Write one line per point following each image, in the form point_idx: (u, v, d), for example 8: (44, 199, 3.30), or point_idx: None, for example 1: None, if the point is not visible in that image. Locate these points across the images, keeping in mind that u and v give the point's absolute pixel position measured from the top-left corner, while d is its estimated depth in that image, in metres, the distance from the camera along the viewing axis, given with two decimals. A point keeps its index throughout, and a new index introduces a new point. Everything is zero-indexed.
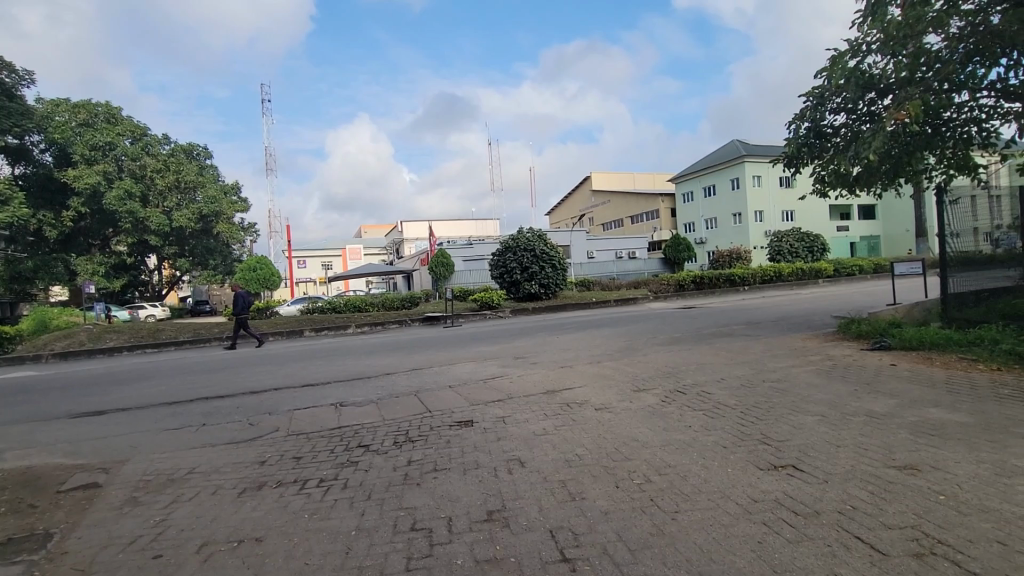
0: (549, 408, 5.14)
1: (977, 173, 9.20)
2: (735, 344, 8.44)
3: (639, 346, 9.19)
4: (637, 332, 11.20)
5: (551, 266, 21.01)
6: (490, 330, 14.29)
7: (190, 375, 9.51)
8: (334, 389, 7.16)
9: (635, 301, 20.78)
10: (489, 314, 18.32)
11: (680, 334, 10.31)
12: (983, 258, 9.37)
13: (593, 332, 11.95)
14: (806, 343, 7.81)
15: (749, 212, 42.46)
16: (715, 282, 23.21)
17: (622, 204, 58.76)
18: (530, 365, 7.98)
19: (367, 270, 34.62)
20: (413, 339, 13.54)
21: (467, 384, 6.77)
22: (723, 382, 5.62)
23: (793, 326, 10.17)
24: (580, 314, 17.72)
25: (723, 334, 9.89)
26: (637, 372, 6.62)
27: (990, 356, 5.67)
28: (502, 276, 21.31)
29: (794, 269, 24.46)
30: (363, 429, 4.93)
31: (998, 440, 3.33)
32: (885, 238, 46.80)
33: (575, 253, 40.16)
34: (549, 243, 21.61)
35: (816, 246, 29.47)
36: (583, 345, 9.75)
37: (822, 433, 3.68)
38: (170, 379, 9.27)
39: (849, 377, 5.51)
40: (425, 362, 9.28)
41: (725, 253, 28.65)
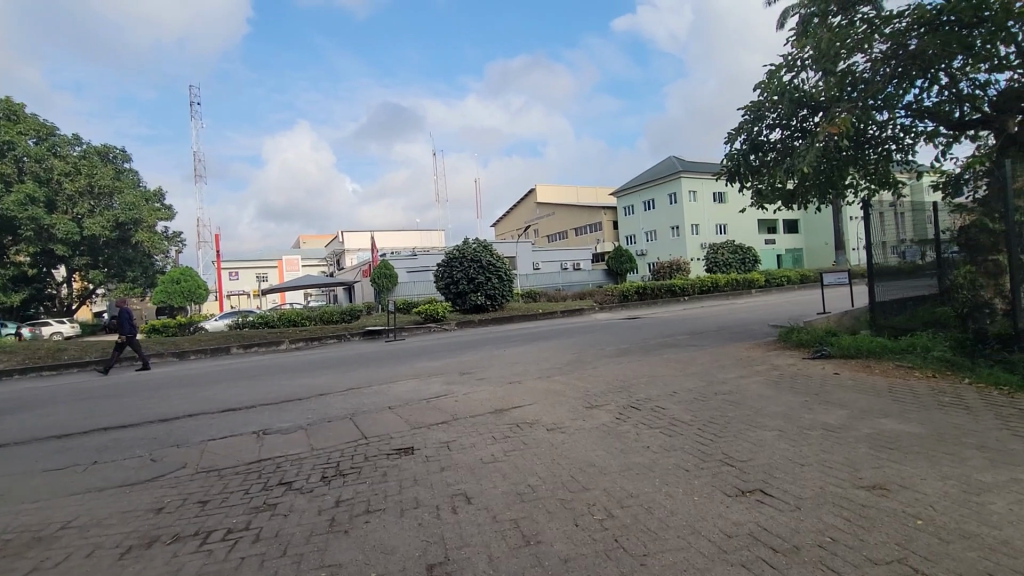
0: (497, 430, 4.76)
1: (896, 188, 9.74)
2: (682, 355, 8.40)
3: (589, 358, 8.99)
4: (585, 344, 11.04)
5: (497, 277, 20.72)
6: (434, 344, 13.74)
7: (93, 401, 8.42)
8: (258, 414, 6.44)
9: (581, 311, 20.83)
10: (433, 327, 17.72)
11: (627, 346, 10.23)
12: (905, 269, 9.91)
13: (540, 345, 11.69)
14: (750, 353, 7.89)
15: (686, 226, 44.17)
16: (657, 293, 23.72)
17: (567, 216, 59.67)
18: (476, 381, 7.57)
19: (304, 282, 32.98)
20: (351, 356, 12.76)
21: (408, 404, 6.26)
22: (676, 395, 5.45)
23: (735, 335, 10.35)
24: (527, 326, 17.48)
25: (669, 345, 9.89)
26: (589, 387, 6.36)
27: (924, 363, 5.83)
28: (447, 288, 20.80)
29: (730, 280, 25.47)
30: (286, 462, 4.34)
31: (955, 452, 3.26)
32: (808, 251, 50.02)
33: (521, 264, 40.14)
34: (495, 254, 21.33)
35: (749, 258, 30.91)
36: (531, 359, 9.43)
37: (784, 450, 3.51)
38: (67, 406, 8.15)
39: (797, 387, 5.49)
40: (364, 380, 8.65)
41: (666, 265, 29.48)
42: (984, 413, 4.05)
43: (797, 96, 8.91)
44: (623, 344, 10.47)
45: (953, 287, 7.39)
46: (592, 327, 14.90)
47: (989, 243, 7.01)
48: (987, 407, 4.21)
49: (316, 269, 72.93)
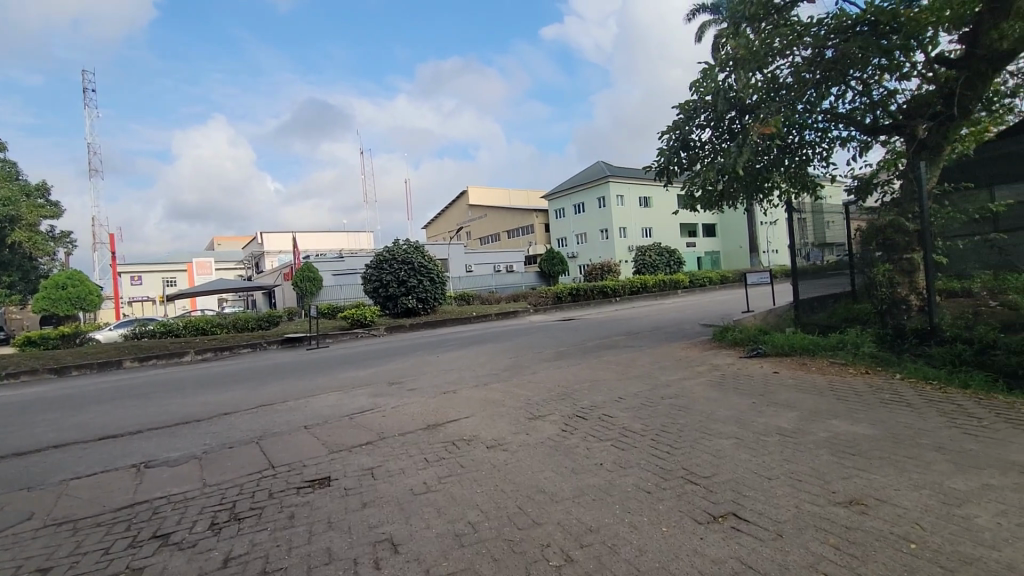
0: (431, 450, 4.18)
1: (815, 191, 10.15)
2: (622, 357, 8.20)
3: (527, 363, 8.57)
4: (522, 347, 10.64)
5: (429, 279, 19.92)
6: (361, 351, 12.81)
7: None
8: (143, 442, 5.44)
9: (515, 314, 20.51)
10: (361, 333, 16.68)
11: (566, 348, 9.93)
12: (823, 268, 10.36)
13: (475, 349, 11.15)
14: (688, 353, 7.81)
15: (615, 229, 45.37)
16: (590, 294, 23.90)
17: (499, 218, 59.52)
18: (406, 392, 6.91)
19: (216, 286, 30.31)
20: (266, 366, 11.56)
21: (327, 422, 5.51)
22: (622, 402, 5.13)
23: (670, 335, 10.36)
24: (460, 329, 16.86)
25: (608, 346, 9.69)
26: (530, 395, 5.92)
27: (856, 360, 5.91)
28: (375, 291, 19.73)
29: (658, 281, 26.23)
30: (168, 506, 3.53)
31: (916, 455, 3.11)
32: (725, 253, 53.03)
33: (453, 266, 39.37)
34: (426, 255, 20.52)
35: (674, 260, 32.09)
36: (467, 365, 8.87)
37: (747, 462, 3.23)
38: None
39: (742, 387, 5.35)
40: (278, 394, 7.70)
41: (597, 266, 29.91)
42: (927, 410, 4.02)
43: (726, 98, 9.05)
44: (561, 347, 10.18)
45: (872, 284, 7.70)
46: (528, 330, 14.56)
47: (904, 242, 7.33)
48: (927, 403, 4.20)
49: (231, 272, 67.90)
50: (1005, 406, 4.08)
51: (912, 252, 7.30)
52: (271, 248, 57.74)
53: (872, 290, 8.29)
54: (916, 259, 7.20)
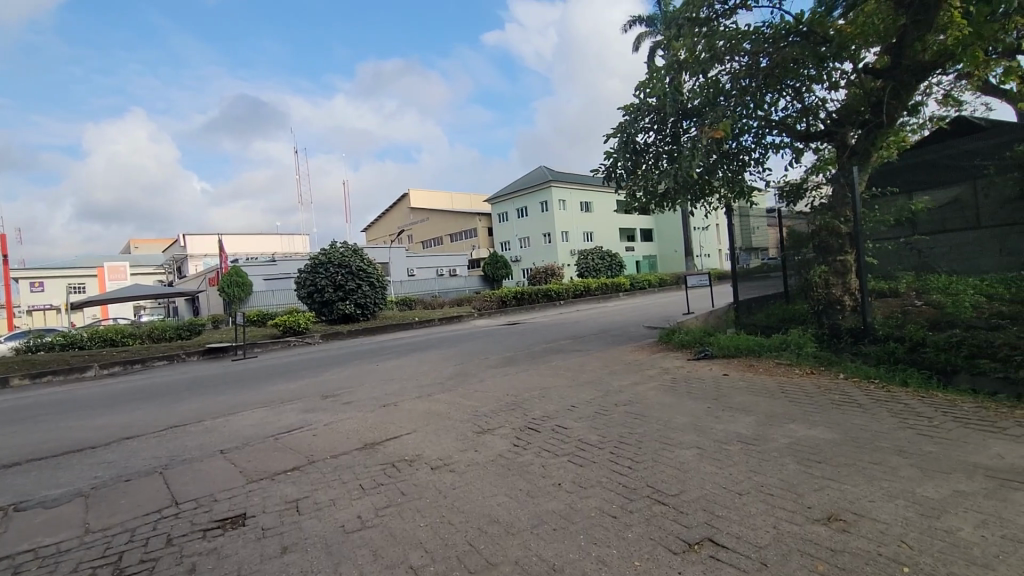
0: (367, 474, 3.71)
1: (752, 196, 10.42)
2: (572, 361, 7.99)
3: (473, 370, 8.17)
4: (467, 354, 10.25)
5: (368, 283, 19.06)
6: (292, 362, 11.90)
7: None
8: (18, 478, 4.58)
9: (459, 318, 20.03)
10: (293, 342, 15.62)
11: (513, 354, 9.62)
12: (760, 270, 10.67)
13: (418, 357, 10.60)
14: (637, 356, 7.71)
15: (557, 233, 45.84)
16: (534, 298, 23.80)
17: (441, 221, 58.66)
18: (342, 406, 6.33)
19: (130, 292, 27.70)
20: (182, 381, 10.45)
21: (248, 446, 4.87)
22: (575, 411, 4.86)
23: (617, 338, 10.30)
24: (401, 336, 16.16)
25: (555, 351, 9.47)
26: (478, 406, 5.54)
27: (800, 360, 5.97)
28: (310, 296, 18.63)
29: (600, 284, 26.58)
30: (35, 564, 2.87)
31: (881, 461, 3.01)
32: (662, 257, 54.89)
33: (394, 270, 38.24)
34: (365, 258, 19.62)
35: (615, 264, 32.73)
36: (409, 374, 8.35)
37: (713, 475, 3.02)
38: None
39: (695, 391, 5.23)
40: (193, 413, 6.86)
41: (541, 270, 29.94)
42: (879, 410, 4.01)
43: (670, 101, 9.11)
44: (508, 352, 9.86)
45: (808, 285, 7.92)
46: (473, 335, 14.16)
47: (837, 245, 7.56)
48: (876, 403, 4.21)
49: (149, 278, 62.77)
50: (948, 403, 4.14)
51: (845, 254, 7.54)
52: (196, 251, 53.91)
53: (807, 291, 8.54)
54: (849, 261, 7.44)
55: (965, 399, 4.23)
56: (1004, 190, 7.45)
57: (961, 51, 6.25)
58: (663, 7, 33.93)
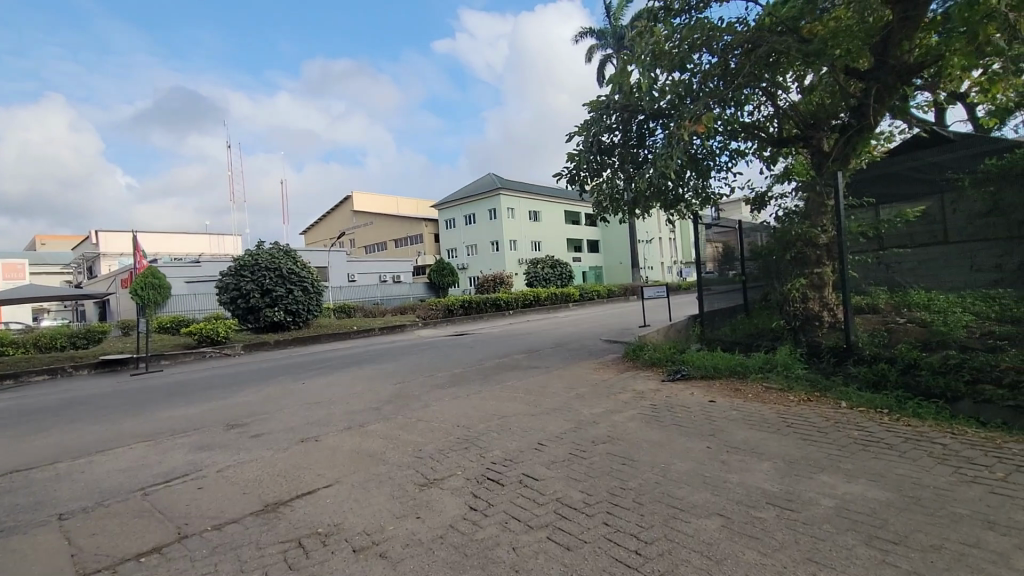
0: (258, 564, 2.56)
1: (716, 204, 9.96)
2: (530, 381, 7.04)
3: (416, 391, 7.02)
4: (410, 370, 9.08)
5: (301, 289, 17.36)
6: (203, 377, 10.24)
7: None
8: None
9: (402, 328, 18.62)
10: (210, 353, 13.74)
11: (462, 370, 8.56)
12: (721, 282, 10.16)
13: (352, 373, 9.28)
14: (604, 375, 6.85)
15: (506, 241, 45.09)
16: (482, 307, 22.74)
17: (386, 226, 56.58)
18: (247, 442, 5.02)
19: (21, 292, 24.22)
20: (56, 401, 8.60)
21: (100, 510, 3.54)
22: (544, 452, 3.88)
23: (577, 353, 9.46)
24: (336, 347, 14.63)
25: (510, 367, 8.48)
26: (422, 443, 4.44)
27: (791, 383, 5.29)
28: (233, 302, 16.72)
29: (550, 294, 25.92)
30: None
31: (976, 542, 2.23)
32: (608, 268, 55.34)
33: (334, 275, 36.06)
34: (298, 261, 17.90)
35: (564, 274, 32.29)
36: (340, 395, 7.08)
37: (760, 568, 2.13)
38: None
39: (684, 423, 4.39)
40: (47, 451, 5.30)
41: (489, 278, 28.96)
42: (917, 454, 3.30)
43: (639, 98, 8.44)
44: (456, 368, 8.79)
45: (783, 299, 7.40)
46: (417, 347, 12.94)
47: (814, 257, 7.04)
48: (907, 443, 3.50)
49: (53, 277, 56.47)
50: (987, 442, 3.50)
51: (823, 266, 7.02)
52: (109, 250, 48.94)
53: (779, 305, 8.04)
54: (827, 274, 6.95)
55: (1002, 437, 3.61)
56: (974, 205, 7.25)
57: (951, 53, 5.89)
58: (613, 21, 34.18)
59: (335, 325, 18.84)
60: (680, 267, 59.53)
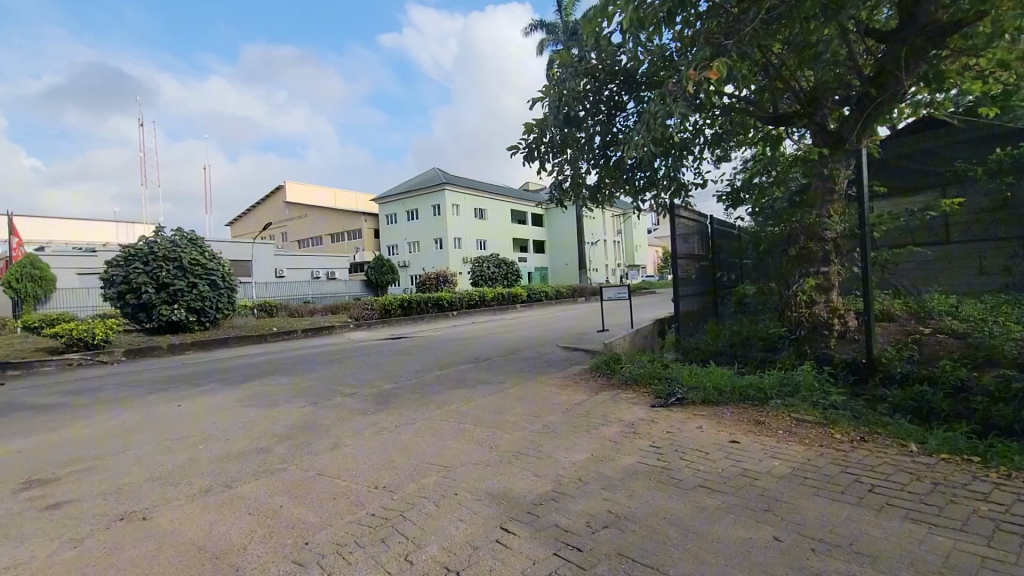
0: None
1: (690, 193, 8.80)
2: (480, 403, 5.47)
3: (327, 421, 5.26)
4: (327, 385, 7.25)
5: (208, 283, 14.94)
6: (52, 394, 7.89)
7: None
8: None
9: (330, 330, 16.45)
10: (80, 360, 11.12)
11: (393, 387, 6.85)
12: (695, 282, 8.99)
13: (252, 388, 7.31)
14: (575, 397, 5.41)
15: (450, 239, 43.18)
16: (423, 306, 20.87)
17: (322, 219, 53.07)
18: (28, 520, 3.14)
19: None
20: None
21: None
22: (515, 555, 2.33)
23: (534, 364, 8.00)
24: (246, 352, 12.38)
25: (455, 383, 6.85)
26: (313, 527, 2.78)
27: (827, 413, 4.03)
28: (121, 296, 14.10)
29: (496, 294, 24.41)
30: None
31: None
32: (553, 269, 54.63)
33: (259, 270, 32.81)
34: (206, 250, 15.38)
35: (511, 273, 30.90)
36: (220, 427, 5.20)
37: None
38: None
39: (714, 483, 2.99)
40: None
41: (431, 276, 27.15)
42: None
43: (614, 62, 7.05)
44: (387, 384, 7.07)
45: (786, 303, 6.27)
46: (344, 353, 11.02)
47: (821, 254, 5.88)
48: None
49: None
50: None
51: (831, 265, 5.88)
52: None
53: (770, 310, 6.91)
54: (835, 274, 5.84)
55: None
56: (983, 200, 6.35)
57: (998, 11, 4.85)
58: (564, 16, 33.17)
59: (251, 326, 16.40)
60: (624, 269, 59.95)
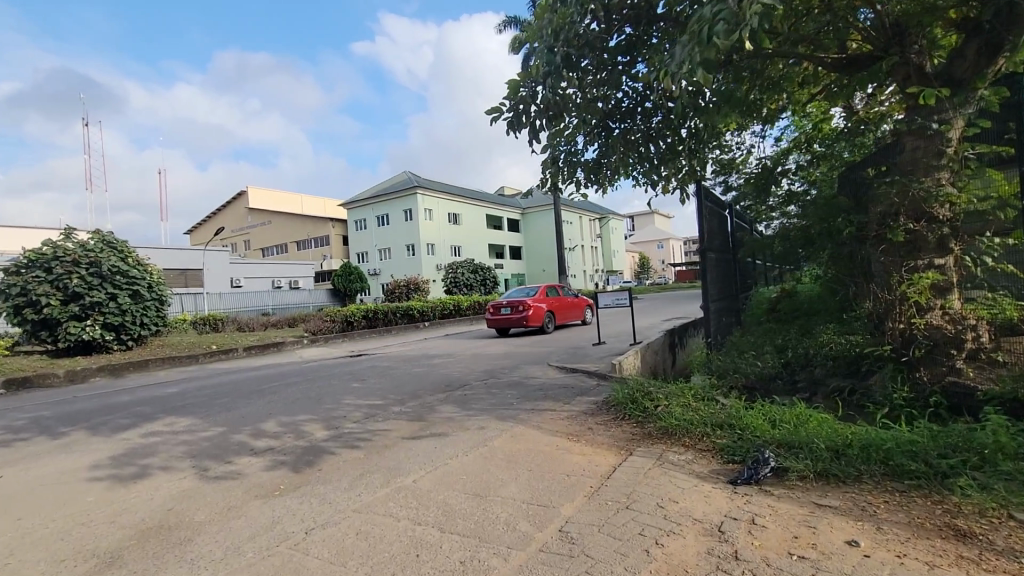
0: None
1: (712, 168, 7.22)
2: (450, 475, 3.51)
3: (201, 516, 3.23)
4: (236, 434, 5.16)
5: (129, 294, 12.62)
6: None
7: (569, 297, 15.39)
8: None
9: (279, 346, 14.19)
10: None
11: (327, 437, 4.82)
12: (723, 286, 7.22)
13: (128, 439, 5.17)
14: (596, 460, 3.53)
15: (422, 244, 40.95)
16: (391, 317, 18.67)
17: (286, 225, 50.23)
18: None
19: None
20: None
21: None
22: None
23: (522, 393, 6.09)
24: (166, 378, 10.13)
25: (415, 429, 4.88)
26: None
27: None
28: (18, 311, 11.68)
29: (472, 302, 22.45)
30: None
31: None
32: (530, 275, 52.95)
33: (211, 279, 30.03)
34: (128, 255, 13.01)
35: (488, 280, 28.97)
36: (17, 535, 3.13)
37: None
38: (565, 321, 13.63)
39: None
40: None
41: (400, 284, 25.05)
42: None
43: None
44: (320, 432, 5.04)
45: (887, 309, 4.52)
46: (283, 379, 8.86)
47: (935, 239, 4.17)
48: None
49: None
50: None
51: (953, 255, 4.14)
52: None
53: (847, 320, 5.16)
54: (957, 268, 4.13)
55: None
56: None
57: None
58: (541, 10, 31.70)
59: (185, 343, 13.99)
60: (602, 275, 58.65)
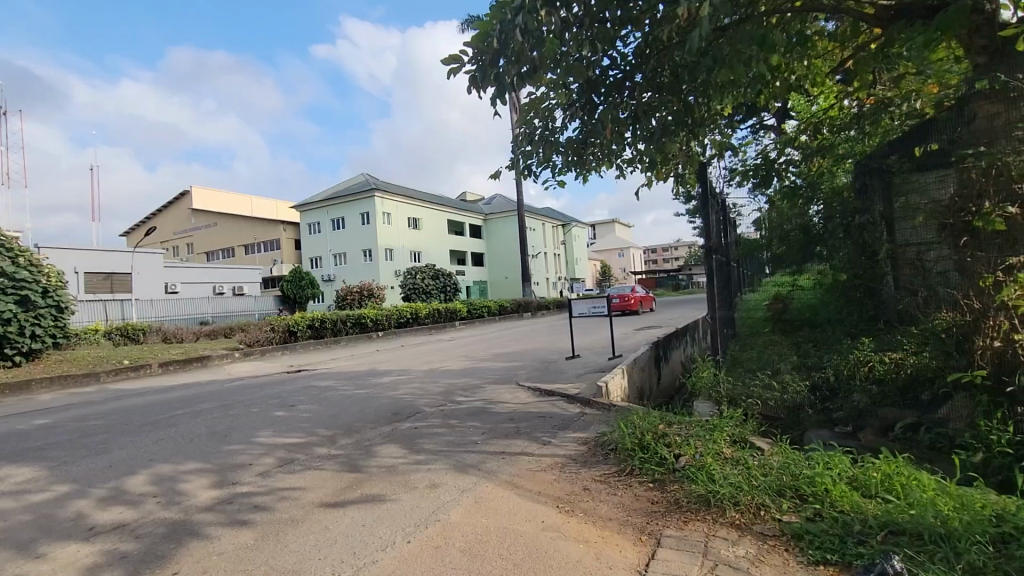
0: None
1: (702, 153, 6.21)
2: None
3: None
4: (82, 500, 3.64)
5: (16, 301, 10.58)
6: None
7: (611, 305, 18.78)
8: None
9: (207, 360, 12.36)
10: None
11: (210, 506, 3.37)
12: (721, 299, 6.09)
13: None
14: (608, 557, 2.28)
15: (379, 249, 38.99)
16: (341, 326, 16.96)
17: (233, 228, 47.19)
18: None
19: None
20: None
21: None
22: None
23: (487, 427, 4.80)
24: (50, 402, 8.28)
25: (339, 489, 3.50)
26: None
27: None
28: None
29: (430, 310, 20.97)
30: None
31: None
32: (493, 282, 51.71)
33: (142, 284, 27.30)
34: (18, 254, 10.94)
35: (449, 286, 27.51)
36: None
37: None
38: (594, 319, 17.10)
39: None
40: None
41: (353, 291, 23.29)
42: None
43: None
44: (204, 495, 3.57)
45: (963, 325, 3.50)
46: (194, 403, 7.23)
47: None
48: None
49: None
50: None
51: None
52: None
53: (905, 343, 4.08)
54: None
55: None
56: None
57: None
58: None
59: (91, 357, 11.96)
60: (565, 283, 58.01)
